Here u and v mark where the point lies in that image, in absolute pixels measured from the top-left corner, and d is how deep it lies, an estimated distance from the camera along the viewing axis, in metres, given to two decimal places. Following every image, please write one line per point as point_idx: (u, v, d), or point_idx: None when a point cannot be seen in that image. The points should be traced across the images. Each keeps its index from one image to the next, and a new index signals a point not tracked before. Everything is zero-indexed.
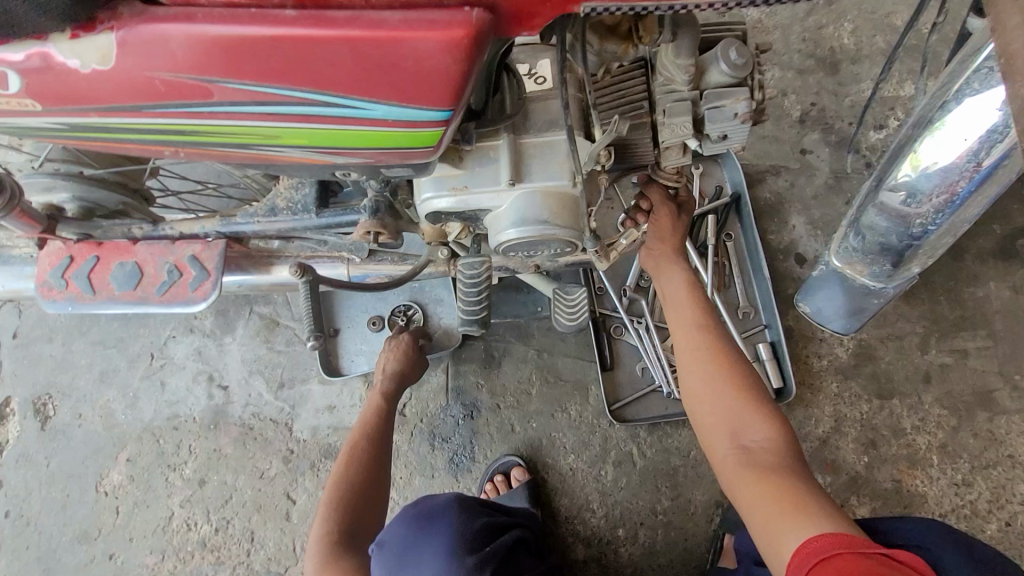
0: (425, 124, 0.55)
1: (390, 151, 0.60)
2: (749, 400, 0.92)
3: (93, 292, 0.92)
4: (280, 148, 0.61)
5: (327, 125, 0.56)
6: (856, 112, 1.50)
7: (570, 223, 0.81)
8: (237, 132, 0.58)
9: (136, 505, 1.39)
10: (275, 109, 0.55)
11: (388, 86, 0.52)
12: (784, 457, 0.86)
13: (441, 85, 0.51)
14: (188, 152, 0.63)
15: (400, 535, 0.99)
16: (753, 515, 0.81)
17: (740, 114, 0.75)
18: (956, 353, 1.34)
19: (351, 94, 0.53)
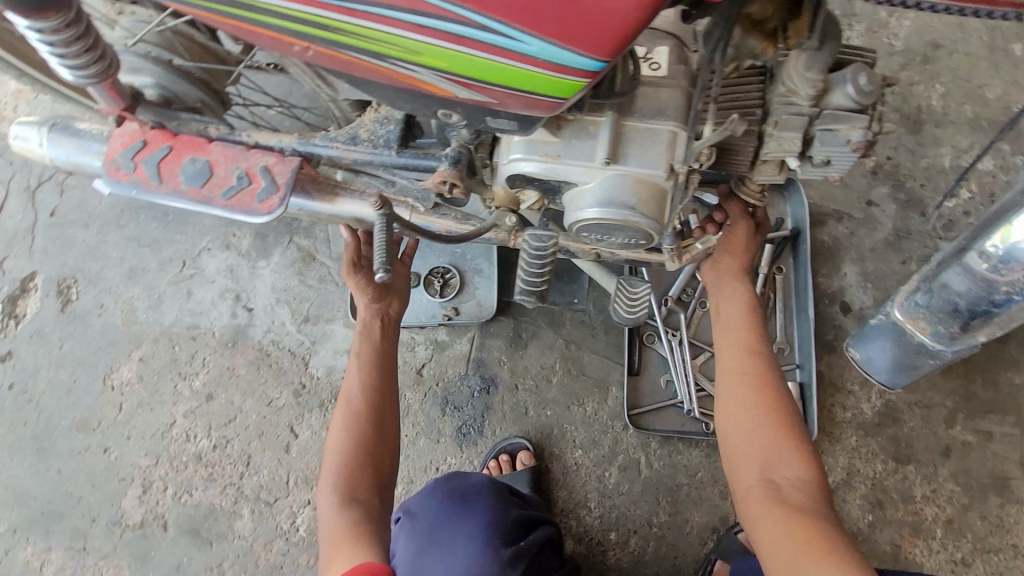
0: (574, 72, 0.54)
1: (523, 93, 0.58)
2: (786, 435, 0.91)
3: (159, 182, 0.90)
4: (411, 67, 0.59)
5: (472, 52, 0.55)
6: (930, 175, 1.44)
7: (656, 216, 0.79)
8: (377, 38, 0.56)
9: (140, 405, 1.38)
10: (427, 23, 0.53)
11: (554, 22, 0.50)
12: (814, 499, 0.85)
13: (609, 33, 0.49)
14: (317, 52, 0.61)
15: (434, 511, 1.01)
16: (774, 551, 0.80)
17: (853, 143, 0.72)
18: (981, 434, 1.32)
19: (512, 23, 0.51)
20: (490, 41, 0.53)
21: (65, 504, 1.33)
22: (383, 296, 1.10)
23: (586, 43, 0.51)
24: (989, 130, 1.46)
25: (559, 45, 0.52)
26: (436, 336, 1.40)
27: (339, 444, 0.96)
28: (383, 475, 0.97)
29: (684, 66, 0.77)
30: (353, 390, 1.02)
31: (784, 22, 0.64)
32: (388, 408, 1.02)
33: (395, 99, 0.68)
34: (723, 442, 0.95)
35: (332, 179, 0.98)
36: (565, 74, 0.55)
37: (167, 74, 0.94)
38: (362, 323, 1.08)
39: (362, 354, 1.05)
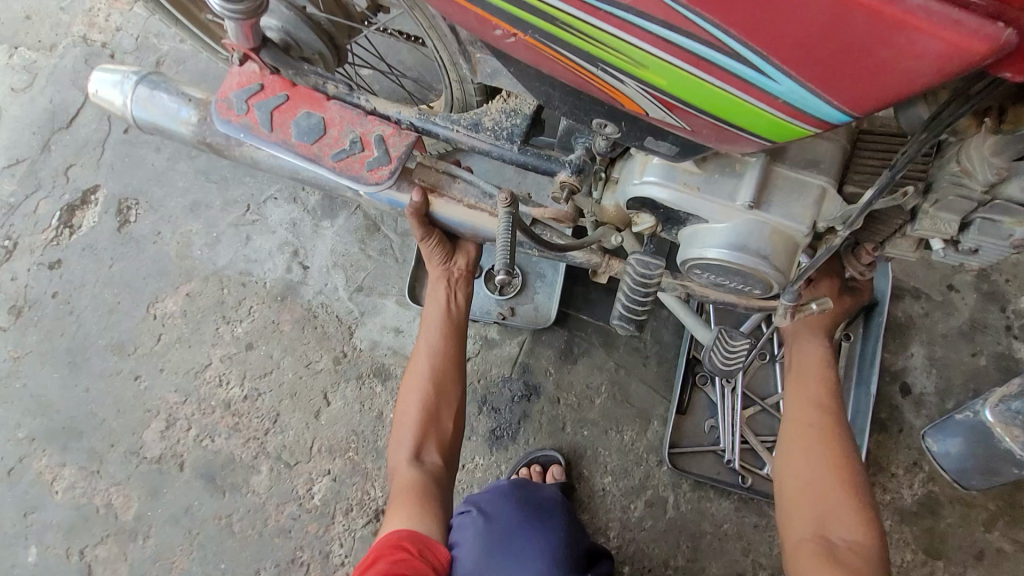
0: (809, 118, 0.52)
1: (732, 125, 0.57)
2: (850, 497, 0.88)
3: (270, 130, 0.87)
4: (620, 77, 0.56)
5: (707, 77, 0.52)
6: (1018, 271, 1.40)
7: (784, 268, 0.76)
8: (603, 41, 0.53)
9: (178, 340, 1.36)
10: (674, 40, 0.50)
11: (824, 68, 0.47)
12: (869, 566, 0.83)
13: (880, 92, 0.47)
14: (523, 40, 0.58)
15: (508, 516, 0.98)
16: None
17: (1014, 239, 0.69)
18: (1019, 545, 1.28)
19: (771, 59, 0.48)
20: (734, 71, 0.51)
21: (87, 423, 1.31)
22: (451, 255, 1.00)
23: (843, 95, 0.49)
24: None
25: (814, 91, 0.49)
26: (487, 333, 1.38)
27: (409, 407, 0.95)
28: (448, 438, 0.96)
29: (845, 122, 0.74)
30: (421, 354, 0.98)
31: (1003, 104, 0.62)
32: (456, 371, 0.98)
33: (553, 97, 0.65)
34: (780, 490, 0.94)
35: (427, 180, 0.89)
36: (798, 118, 0.53)
37: (295, 20, 0.91)
38: (428, 285, 1.02)
39: (429, 319, 1.00)
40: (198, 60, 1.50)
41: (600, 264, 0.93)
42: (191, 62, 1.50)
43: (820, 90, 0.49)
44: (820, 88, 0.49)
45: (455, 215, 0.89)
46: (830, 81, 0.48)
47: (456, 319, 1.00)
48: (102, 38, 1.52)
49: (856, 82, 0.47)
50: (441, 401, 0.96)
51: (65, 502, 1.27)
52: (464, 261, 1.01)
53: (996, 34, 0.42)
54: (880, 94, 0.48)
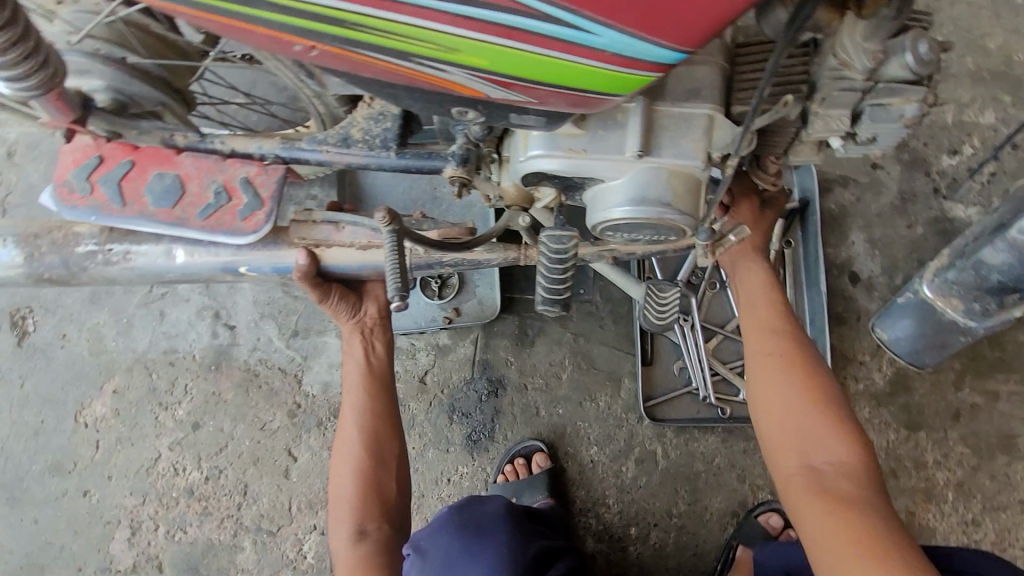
0: (645, 65, 0.48)
1: (572, 93, 0.52)
2: (828, 416, 0.87)
3: (122, 205, 0.79)
4: (442, 67, 0.50)
5: (527, 46, 0.47)
6: (932, 134, 1.41)
7: (691, 210, 0.73)
8: (407, 32, 0.47)
9: (119, 441, 1.27)
10: (476, 14, 0.45)
11: (638, 7, 0.43)
12: (860, 483, 0.81)
13: (702, 18, 0.44)
14: (325, 52, 0.50)
15: (446, 546, 0.95)
16: (822, 549, 0.76)
17: (906, 119, 0.66)
18: (988, 395, 1.33)
19: (583, 11, 0.44)
20: (553, 33, 0.46)
21: (46, 555, 1.22)
22: (358, 305, 0.96)
23: (667, 33, 0.46)
24: (988, 84, 1.43)
25: (638, 36, 0.46)
26: (437, 340, 1.33)
27: (342, 478, 0.90)
28: (392, 499, 0.91)
29: (718, 39, 0.70)
30: (349, 417, 0.94)
31: None
32: (388, 430, 0.94)
33: (400, 98, 0.59)
34: (759, 428, 0.91)
35: (308, 237, 0.85)
36: (634, 67, 0.49)
37: (118, 74, 0.79)
38: (344, 340, 0.98)
39: (349, 378, 0.95)
40: (52, 140, 1.36)
41: (517, 257, 0.93)
42: (45, 143, 1.37)
43: (643, 33, 0.45)
44: (642, 31, 0.45)
45: (347, 263, 0.85)
46: (651, 21, 0.44)
47: (377, 373, 0.96)
48: None
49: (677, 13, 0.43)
50: (380, 463, 0.92)
51: None
52: (375, 307, 0.98)
53: None
54: (702, 23, 0.45)
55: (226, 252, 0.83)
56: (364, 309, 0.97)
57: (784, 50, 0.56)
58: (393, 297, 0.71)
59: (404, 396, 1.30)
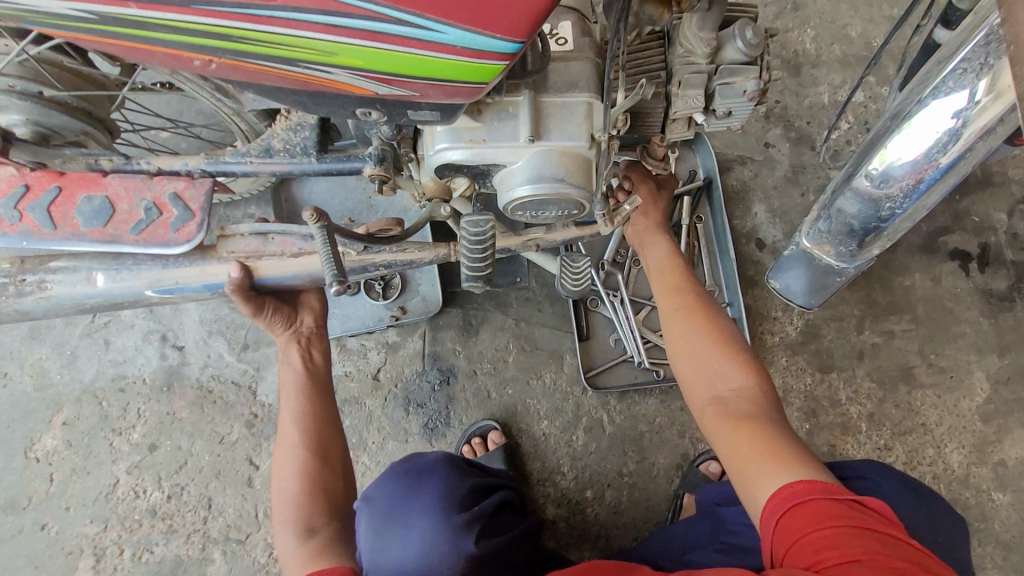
0: (492, 56, 0.55)
1: (442, 84, 0.59)
2: (728, 353, 0.98)
3: (54, 228, 0.85)
4: (328, 70, 0.58)
5: (389, 47, 0.55)
6: (813, 111, 1.59)
7: (584, 184, 0.83)
8: (288, 42, 0.55)
9: (74, 472, 1.27)
10: (338, 22, 0.53)
11: (468, 8, 0.51)
12: (759, 403, 0.93)
13: (523, 14, 0.51)
14: (222, 64, 0.59)
15: (389, 493, 1.01)
16: (731, 462, 0.86)
17: (749, 93, 0.79)
18: (885, 334, 1.49)
19: (426, 14, 0.51)
20: (408, 34, 0.54)
21: None
22: (294, 317, 1.04)
23: (502, 26, 0.52)
24: (855, 64, 1.61)
25: (475, 31, 0.53)
26: (387, 338, 1.39)
27: (286, 481, 0.94)
28: (338, 498, 0.97)
29: (588, 38, 0.81)
30: (289, 421, 0.99)
31: None
32: (329, 430, 1.00)
33: (307, 104, 0.66)
34: (676, 373, 1.02)
35: (237, 249, 0.94)
36: (484, 59, 0.56)
37: (36, 108, 0.83)
38: (280, 351, 1.04)
39: (288, 385, 1.01)
40: None
41: (447, 252, 1.02)
42: None
43: (479, 27, 0.52)
44: (478, 27, 0.52)
45: (281, 274, 0.95)
46: (481, 18, 0.51)
47: (315, 378, 1.03)
48: None
49: (500, 11, 0.51)
50: (322, 463, 0.96)
51: None
52: (311, 318, 1.07)
53: None
54: (527, 15, 0.51)
55: (150, 272, 0.92)
56: (300, 321, 1.05)
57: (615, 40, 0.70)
58: (331, 284, 0.81)
59: (359, 394, 1.36)
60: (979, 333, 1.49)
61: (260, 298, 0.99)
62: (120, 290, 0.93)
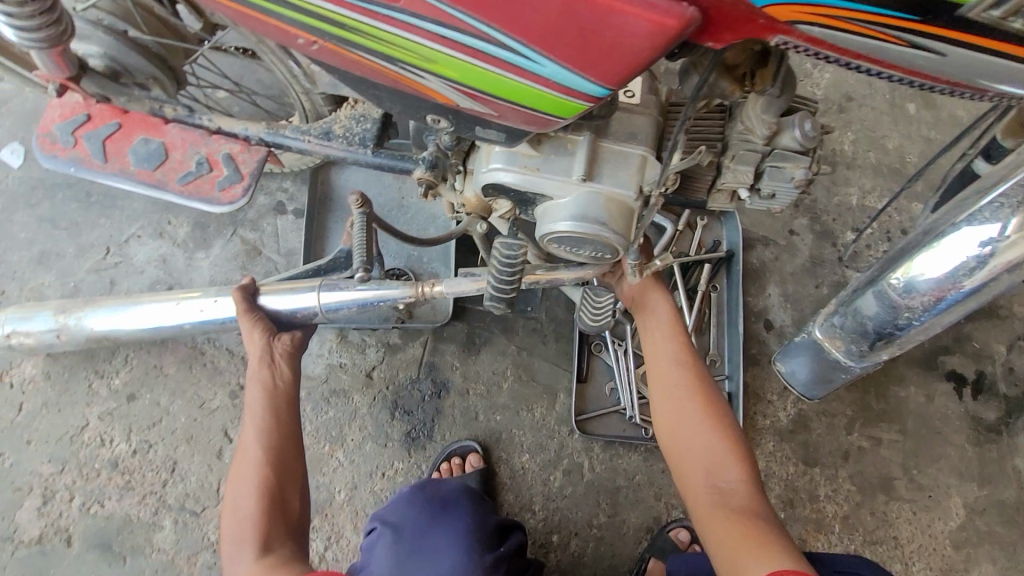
0: (580, 96, 0.58)
1: (525, 109, 0.62)
2: (724, 437, 0.98)
3: (103, 160, 0.90)
4: (421, 74, 0.61)
5: (487, 66, 0.57)
6: (840, 210, 1.64)
7: (623, 231, 0.84)
8: (394, 41, 0.57)
9: (44, 406, 1.24)
10: (448, 35, 0.55)
11: (571, 49, 0.53)
12: (752, 494, 0.92)
13: (620, 66, 0.53)
14: (323, 46, 0.61)
15: (415, 519, 0.97)
16: (719, 552, 0.85)
17: (797, 180, 0.82)
18: (872, 440, 1.50)
19: (531, 45, 0.53)
20: (507, 59, 0.56)
21: None
22: (274, 334, 1.05)
23: (597, 72, 0.55)
24: (886, 175, 1.68)
25: (571, 70, 0.55)
26: (388, 339, 1.38)
27: (243, 491, 0.90)
28: (294, 519, 0.93)
29: (655, 96, 0.84)
30: (249, 434, 0.95)
31: (752, 70, 0.74)
32: (292, 447, 0.96)
33: (383, 100, 0.68)
34: (666, 448, 1.00)
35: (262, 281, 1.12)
36: (571, 96, 0.58)
37: (116, 43, 0.86)
38: (250, 370, 1.02)
39: (251, 402, 0.98)
40: (24, 99, 1.38)
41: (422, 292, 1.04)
42: (16, 101, 1.38)
43: (578, 68, 0.55)
44: (576, 67, 0.54)
45: (283, 299, 1.08)
46: (580, 61, 0.54)
47: (281, 394, 1.00)
48: None
49: (599, 59, 0.53)
50: (285, 480, 0.93)
51: None
52: (288, 337, 1.06)
53: (683, 11, 0.48)
54: (624, 67, 0.54)
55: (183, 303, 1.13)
56: (277, 338, 1.05)
57: (693, 104, 0.71)
58: (359, 268, 0.93)
59: (349, 388, 1.34)
60: (963, 459, 1.50)
61: (248, 310, 1.06)
62: (163, 323, 1.14)
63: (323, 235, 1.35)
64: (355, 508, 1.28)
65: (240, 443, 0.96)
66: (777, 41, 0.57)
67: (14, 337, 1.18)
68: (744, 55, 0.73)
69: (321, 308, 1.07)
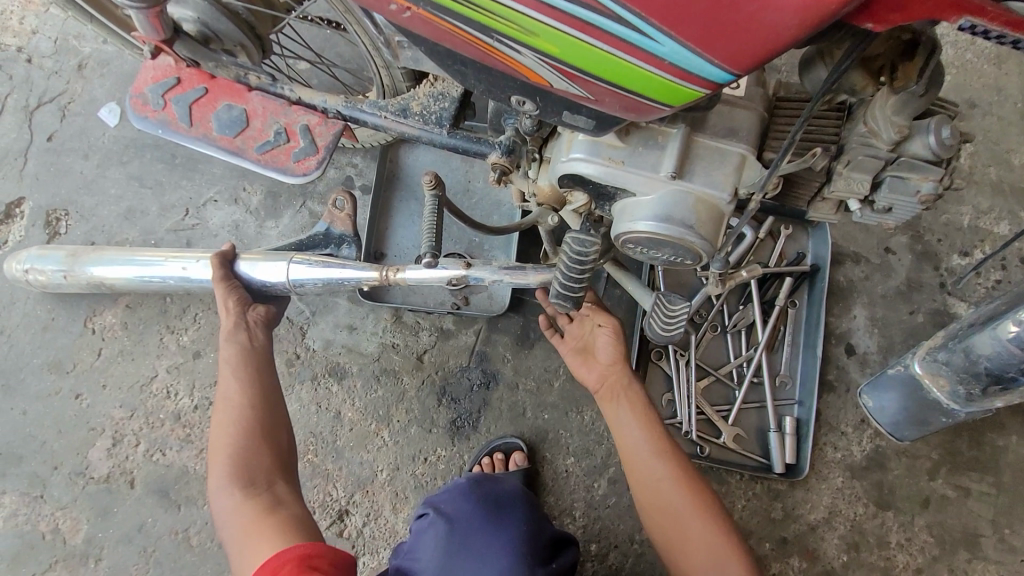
0: (696, 80, 0.52)
1: (627, 93, 0.56)
2: (715, 529, 0.96)
3: (189, 124, 0.92)
4: (517, 49, 0.56)
5: (594, 43, 0.51)
6: (948, 230, 1.46)
7: (709, 237, 0.77)
8: (492, 10, 0.52)
9: (120, 354, 1.31)
10: (555, 4, 0.49)
11: (698, 26, 0.47)
12: None
13: (753, 47, 0.47)
14: (416, 13, 0.57)
15: (469, 516, 0.95)
16: None
17: (921, 195, 0.73)
18: (959, 489, 1.35)
19: (651, 20, 0.47)
20: (619, 35, 0.50)
21: (27, 447, 1.26)
22: (247, 303, 1.06)
23: (724, 54, 0.48)
24: (1008, 195, 1.48)
25: (694, 51, 0.49)
26: (442, 324, 1.37)
27: (226, 434, 0.91)
28: (285, 457, 0.94)
29: (761, 90, 0.76)
30: (229, 388, 0.96)
31: (894, 62, 0.67)
32: (274, 397, 0.98)
33: (468, 76, 0.64)
34: (662, 546, 0.99)
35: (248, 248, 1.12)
36: (686, 81, 0.52)
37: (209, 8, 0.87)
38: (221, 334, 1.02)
39: (227, 360, 0.99)
40: (123, 61, 1.44)
41: (384, 277, 1.04)
42: (117, 63, 1.45)
43: (701, 49, 0.48)
44: (699, 48, 0.48)
45: (250, 267, 1.08)
46: (706, 40, 0.47)
47: (256, 356, 1.01)
48: (15, 43, 1.45)
49: (729, 38, 0.46)
50: (268, 426, 0.94)
51: (8, 531, 1.22)
52: (262, 309, 1.07)
53: None
54: (757, 49, 0.47)
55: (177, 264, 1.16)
56: (252, 307, 1.06)
57: (819, 103, 0.62)
58: (427, 253, 0.90)
59: (399, 369, 1.34)
60: None
61: (224, 278, 1.06)
62: (158, 275, 1.17)
63: (388, 214, 1.34)
64: (395, 489, 1.28)
65: (221, 393, 0.96)
66: (960, 23, 0.49)
67: (31, 274, 1.25)
68: (887, 45, 0.67)
69: (289, 283, 1.07)
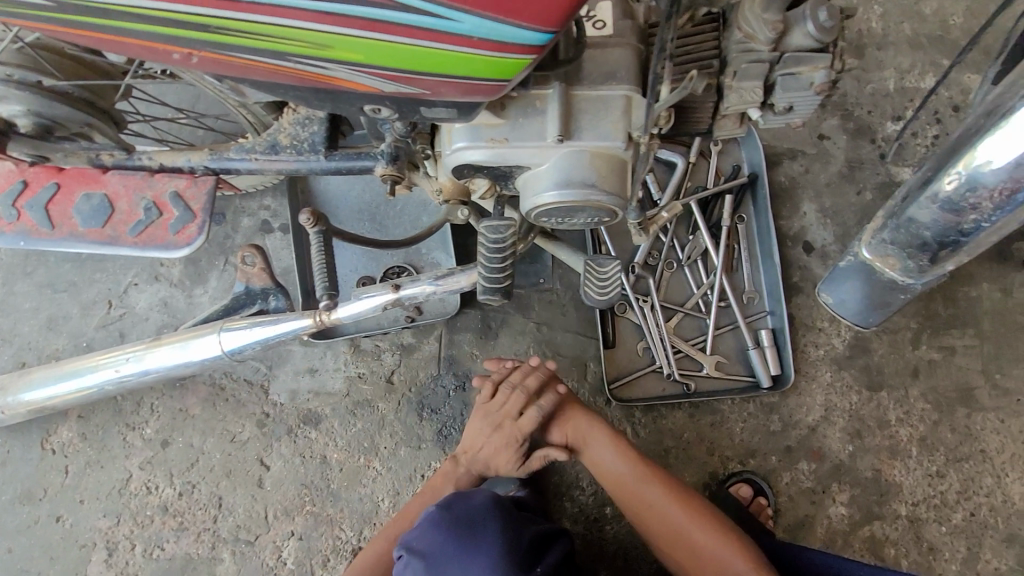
0: (513, 48, 0.51)
1: (455, 80, 0.54)
2: (720, 532, 0.96)
3: (51, 227, 0.86)
4: (326, 65, 0.54)
5: (394, 39, 0.51)
6: (875, 100, 1.44)
7: (617, 190, 0.74)
8: (280, 33, 0.51)
9: (88, 465, 1.27)
10: (337, 9, 0.49)
11: None
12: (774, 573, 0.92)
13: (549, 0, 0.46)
14: (204, 56, 0.55)
15: (443, 546, 0.91)
16: None
17: (817, 86, 0.69)
18: (944, 350, 1.36)
19: None
20: (416, 24, 0.49)
21: None
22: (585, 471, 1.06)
23: (525, 14, 0.48)
24: (926, 47, 1.46)
25: (495, 20, 0.48)
26: (401, 340, 1.33)
27: None
28: None
29: (631, 21, 0.72)
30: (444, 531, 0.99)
31: None
32: None
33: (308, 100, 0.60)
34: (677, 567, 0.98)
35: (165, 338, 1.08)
36: (504, 52, 0.51)
37: (38, 99, 0.79)
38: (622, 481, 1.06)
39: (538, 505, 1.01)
40: None
41: (319, 321, 1.00)
42: None
43: (499, 15, 0.48)
44: (500, 15, 0.47)
45: (183, 356, 1.06)
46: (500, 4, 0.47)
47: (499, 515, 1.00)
48: None
49: None
50: None
51: None
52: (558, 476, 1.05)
53: None
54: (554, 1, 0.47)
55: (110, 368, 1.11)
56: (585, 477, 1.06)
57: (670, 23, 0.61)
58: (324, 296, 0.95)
59: (372, 397, 1.30)
60: None
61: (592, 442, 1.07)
62: (96, 379, 1.12)
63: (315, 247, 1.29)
64: None
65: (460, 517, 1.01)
66: None
67: None
68: None
69: (226, 354, 1.04)
